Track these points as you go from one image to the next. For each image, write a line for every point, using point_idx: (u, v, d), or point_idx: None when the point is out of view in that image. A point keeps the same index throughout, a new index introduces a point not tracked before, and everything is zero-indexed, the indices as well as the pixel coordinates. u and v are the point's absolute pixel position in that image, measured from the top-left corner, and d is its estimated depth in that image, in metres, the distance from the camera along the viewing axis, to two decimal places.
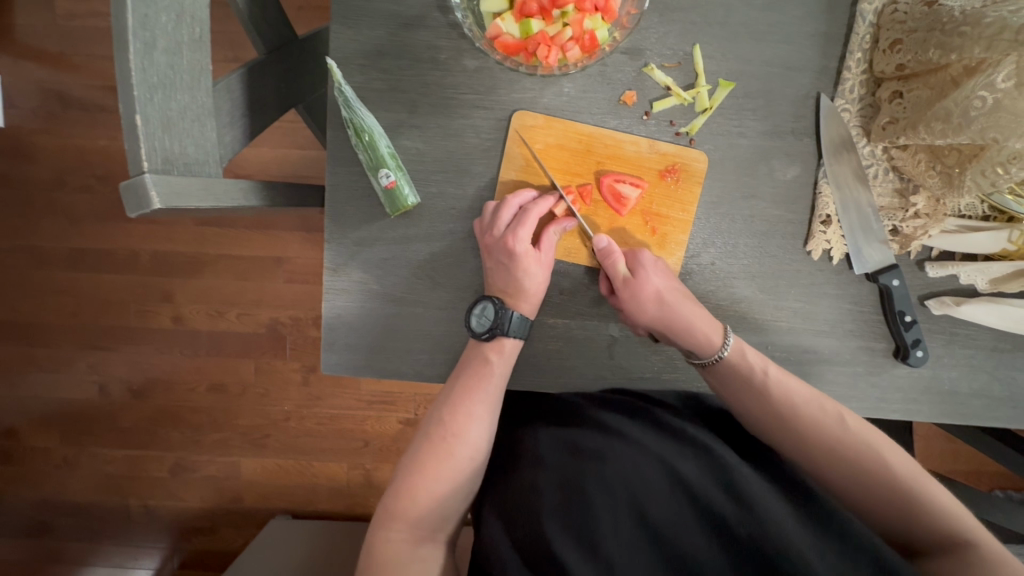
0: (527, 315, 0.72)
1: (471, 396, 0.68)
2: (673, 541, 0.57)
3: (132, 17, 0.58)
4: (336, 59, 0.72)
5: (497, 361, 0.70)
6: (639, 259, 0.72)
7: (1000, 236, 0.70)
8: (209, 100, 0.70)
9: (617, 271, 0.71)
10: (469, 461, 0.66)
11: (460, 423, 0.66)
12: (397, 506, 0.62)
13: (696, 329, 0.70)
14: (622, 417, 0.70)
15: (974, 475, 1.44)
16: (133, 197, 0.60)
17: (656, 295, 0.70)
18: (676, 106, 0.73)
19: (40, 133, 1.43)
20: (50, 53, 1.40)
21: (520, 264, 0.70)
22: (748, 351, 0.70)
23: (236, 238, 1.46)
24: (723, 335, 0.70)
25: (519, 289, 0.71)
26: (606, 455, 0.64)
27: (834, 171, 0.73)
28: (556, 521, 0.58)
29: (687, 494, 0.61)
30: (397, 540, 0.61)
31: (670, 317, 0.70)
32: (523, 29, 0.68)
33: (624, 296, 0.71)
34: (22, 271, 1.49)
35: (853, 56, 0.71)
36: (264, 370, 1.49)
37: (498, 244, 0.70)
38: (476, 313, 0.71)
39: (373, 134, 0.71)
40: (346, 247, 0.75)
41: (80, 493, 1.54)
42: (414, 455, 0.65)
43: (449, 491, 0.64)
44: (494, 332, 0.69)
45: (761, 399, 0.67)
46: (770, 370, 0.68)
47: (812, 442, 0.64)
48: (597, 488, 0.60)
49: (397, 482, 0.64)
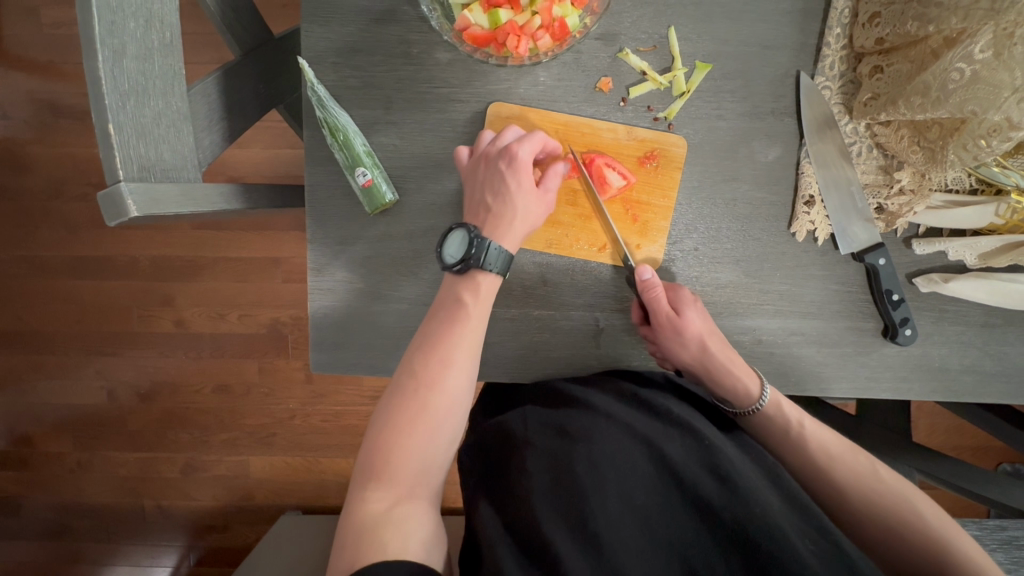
0: (510, 249, 0.69)
1: (446, 342, 0.65)
2: (661, 524, 0.59)
3: (98, 25, 0.58)
4: (309, 58, 0.72)
5: (474, 303, 0.67)
6: (681, 298, 0.72)
7: (988, 210, 0.69)
8: (184, 105, 0.70)
9: (661, 309, 0.70)
10: (447, 413, 0.63)
11: (433, 372, 0.63)
12: (372, 465, 0.60)
13: (736, 381, 0.72)
14: (610, 400, 0.70)
15: (981, 451, 1.43)
16: (111, 206, 0.61)
17: (698, 339, 0.71)
18: (652, 91, 0.72)
19: (34, 143, 1.44)
20: (39, 63, 1.40)
21: (512, 180, 0.69)
22: (785, 403, 0.71)
23: (232, 241, 1.46)
24: (761, 387, 0.71)
25: (505, 208, 0.69)
26: (593, 438, 0.64)
27: (817, 150, 0.72)
28: (546, 503, 0.58)
29: (676, 479, 0.61)
30: (374, 500, 0.58)
31: (710, 361, 0.73)
32: (491, 19, 0.65)
33: (665, 334, 0.71)
34: (25, 281, 1.51)
35: (832, 32, 0.70)
36: (266, 368, 1.51)
37: (489, 160, 0.69)
38: (451, 239, 0.69)
39: (347, 133, 0.71)
40: (329, 246, 0.76)
41: (94, 496, 1.57)
42: (387, 412, 0.62)
43: (427, 444, 0.61)
44: (466, 263, 0.67)
45: (798, 450, 0.68)
46: (806, 423, 0.69)
47: (854, 498, 0.64)
48: (586, 470, 0.60)
49: (371, 442, 0.61)
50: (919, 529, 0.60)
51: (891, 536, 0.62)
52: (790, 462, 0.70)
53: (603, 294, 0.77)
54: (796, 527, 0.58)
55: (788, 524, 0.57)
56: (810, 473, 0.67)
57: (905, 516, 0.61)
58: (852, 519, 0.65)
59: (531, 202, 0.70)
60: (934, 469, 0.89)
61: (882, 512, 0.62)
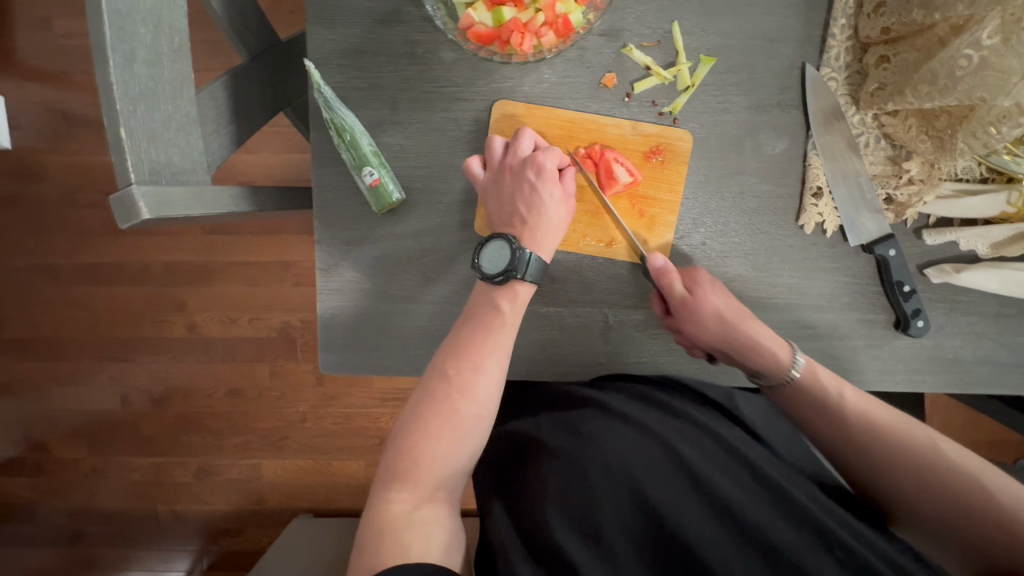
0: (544, 257, 0.71)
1: (479, 351, 0.66)
2: (675, 524, 0.58)
3: (110, 31, 0.59)
4: (315, 60, 0.73)
5: (507, 310, 0.68)
6: (696, 277, 0.72)
7: (999, 198, 0.68)
8: (193, 109, 0.71)
9: (674, 290, 0.70)
10: (475, 419, 0.64)
11: (466, 379, 0.64)
12: (398, 465, 0.61)
13: (762, 351, 0.70)
14: (627, 401, 0.70)
15: (998, 447, 1.41)
16: (123, 209, 0.62)
17: (717, 315, 0.70)
18: (657, 86, 0.72)
19: (48, 153, 1.46)
20: (52, 74, 1.43)
21: (541, 189, 0.70)
22: (821, 372, 0.70)
23: (243, 246, 1.48)
24: (793, 355, 0.70)
25: (539, 218, 0.70)
26: (606, 439, 0.64)
27: (823, 141, 0.71)
28: (557, 504, 0.59)
29: (690, 479, 0.62)
30: (397, 501, 0.59)
31: (733, 337, 0.71)
32: (495, 17, 0.65)
33: (685, 319, 0.70)
34: (40, 288, 1.53)
35: (837, 22, 0.70)
36: (277, 372, 1.52)
37: (514, 169, 0.71)
38: (487, 252, 0.69)
39: (354, 133, 0.71)
40: (337, 247, 0.76)
41: (109, 501, 1.59)
42: (418, 413, 0.63)
43: (455, 451, 0.62)
44: (507, 274, 0.68)
45: (841, 423, 0.67)
46: (845, 391, 0.68)
47: (907, 471, 0.63)
48: (598, 473, 0.61)
49: (398, 443, 0.62)
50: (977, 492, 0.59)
51: (956, 510, 0.60)
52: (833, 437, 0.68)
53: (612, 290, 0.76)
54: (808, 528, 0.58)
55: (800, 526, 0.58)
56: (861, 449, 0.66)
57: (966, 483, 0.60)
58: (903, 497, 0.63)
59: (561, 208, 0.71)
60: None
61: (938, 482, 0.61)
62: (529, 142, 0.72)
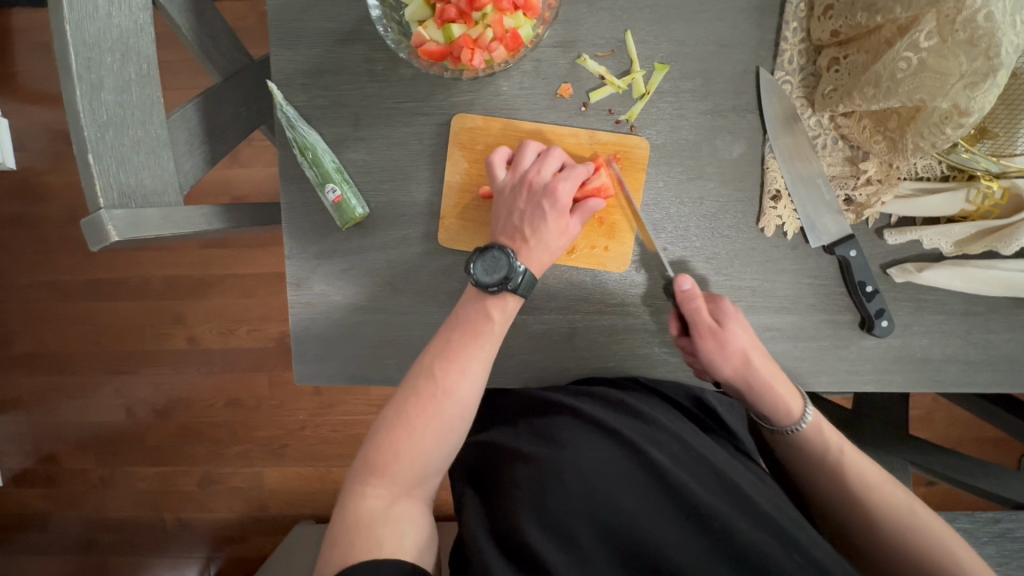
0: (536, 274, 0.70)
1: (466, 351, 0.66)
2: (648, 529, 0.57)
3: (75, 59, 0.61)
4: (279, 81, 0.75)
5: (499, 320, 0.68)
6: (723, 309, 0.70)
7: (958, 196, 0.68)
8: (163, 132, 0.73)
9: (705, 321, 0.69)
10: (458, 420, 0.64)
11: (452, 379, 0.64)
12: (377, 461, 0.60)
13: (776, 395, 0.68)
14: (598, 406, 0.70)
15: (1002, 443, 1.38)
16: (94, 232, 0.64)
17: (741, 353, 0.69)
18: (613, 95, 0.73)
19: (50, 173, 1.50)
20: (52, 96, 1.47)
21: (542, 204, 0.69)
22: (826, 427, 0.68)
23: (239, 258, 1.50)
24: (803, 408, 0.69)
25: (536, 237, 0.70)
26: (581, 446, 0.63)
27: (780, 144, 0.72)
28: (530, 509, 0.58)
29: (663, 483, 0.60)
30: (373, 496, 0.59)
31: (752, 377, 0.69)
32: (445, 35, 0.66)
33: (705, 345, 0.69)
34: (46, 305, 1.57)
35: (789, 26, 0.70)
36: (275, 381, 1.54)
37: (514, 183, 0.71)
38: (484, 259, 0.68)
39: (316, 151, 0.73)
40: (307, 261, 0.78)
41: (117, 511, 1.63)
42: (401, 409, 0.62)
43: (435, 449, 0.62)
44: (502, 286, 0.67)
45: (834, 476, 0.66)
46: (846, 450, 0.67)
47: (885, 532, 0.63)
48: (571, 478, 0.59)
49: (378, 436, 0.62)
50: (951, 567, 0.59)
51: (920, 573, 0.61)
52: (825, 487, 0.67)
53: (576, 297, 0.77)
54: (774, 529, 0.57)
55: (768, 530, 0.56)
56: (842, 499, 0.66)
57: (939, 555, 0.60)
58: (879, 552, 0.64)
59: (560, 223, 0.70)
60: (932, 463, 0.87)
61: (911, 545, 0.61)
62: (531, 154, 0.72)
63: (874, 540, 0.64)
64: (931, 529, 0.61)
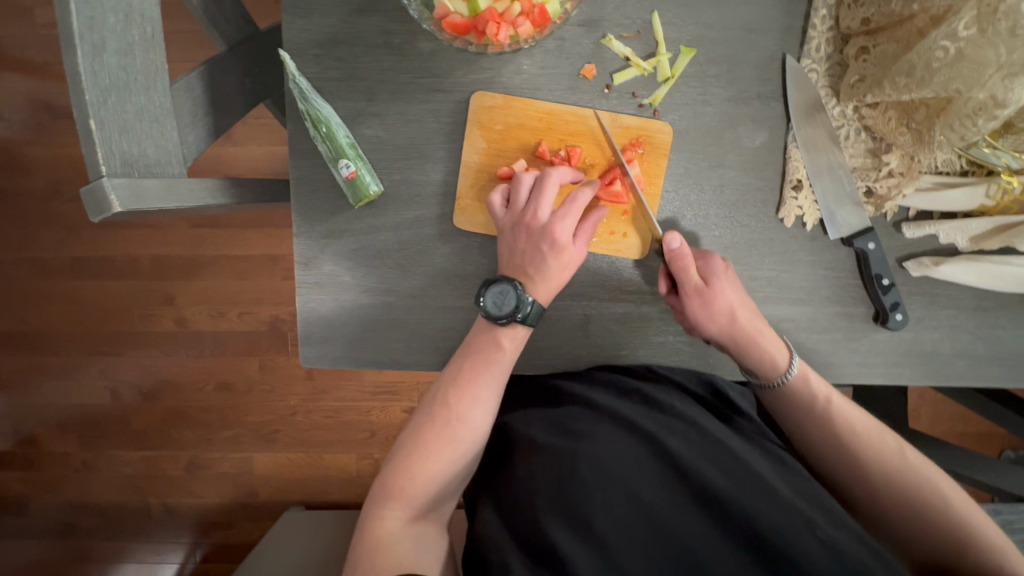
0: (544, 304, 0.70)
1: (479, 378, 0.66)
2: (669, 520, 0.56)
3: (76, 20, 0.57)
4: (290, 50, 0.72)
5: (508, 349, 0.68)
6: (712, 268, 0.69)
7: (978, 191, 0.68)
8: (167, 100, 0.68)
9: (689, 279, 0.68)
10: (471, 445, 0.64)
11: (464, 406, 0.64)
12: (393, 485, 0.61)
13: (761, 348, 0.68)
14: (612, 397, 0.69)
15: (986, 440, 1.42)
16: (94, 202, 0.61)
17: (726, 311, 0.68)
18: (637, 77, 0.71)
19: (32, 145, 1.44)
20: (35, 64, 1.40)
21: (546, 250, 0.68)
22: (812, 378, 0.68)
23: (232, 239, 1.46)
24: (789, 360, 0.68)
25: (540, 272, 0.68)
26: (598, 437, 0.62)
27: (804, 134, 0.71)
28: (548, 501, 0.57)
29: (680, 473, 0.59)
30: (390, 519, 0.59)
31: (737, 334, 0.69)
32: (470, 7, 0.63)
33: (694, 305, 0.69)
34: (27, 282, 1.51)
35: (818, 13, 0.69)
36: (268, 365, 1.51)
37: (523, 221, 0.69)
38: (491, 292, 0.68)
39: (330, 125, 0.70)
40: (315, 240, 0.75)
41: (100, 495, 1.59)
42: (415, 436, 0.63)
43: (449, 474, 0.62)
44: (512, 317, 0.67)
45: (823, 423, 0.66)
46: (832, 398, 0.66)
47: (878, 481, 0.63)
48: (588, 469, 0.58)
49: (394, 463, 0.62)
50: (944, 508, 0.59)
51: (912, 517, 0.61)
52: (812, 434, 0.67)
53: (592, 283, 0.76)
54: (799, 521, 0.54)
55: (794, 518, 0.54)
56: (836, 454, 0.65)
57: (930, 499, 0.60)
58: (869, 496, 0.64)
59: (561, 265, 0.68)
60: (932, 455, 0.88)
61: (901, 485, 0.61)
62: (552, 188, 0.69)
63: (864, 483, 0.64)
64: (920, 468, 0.62)
